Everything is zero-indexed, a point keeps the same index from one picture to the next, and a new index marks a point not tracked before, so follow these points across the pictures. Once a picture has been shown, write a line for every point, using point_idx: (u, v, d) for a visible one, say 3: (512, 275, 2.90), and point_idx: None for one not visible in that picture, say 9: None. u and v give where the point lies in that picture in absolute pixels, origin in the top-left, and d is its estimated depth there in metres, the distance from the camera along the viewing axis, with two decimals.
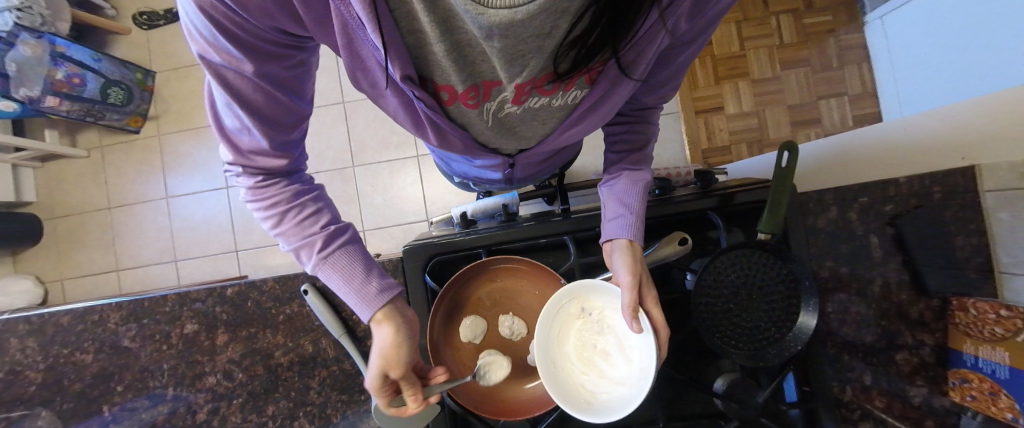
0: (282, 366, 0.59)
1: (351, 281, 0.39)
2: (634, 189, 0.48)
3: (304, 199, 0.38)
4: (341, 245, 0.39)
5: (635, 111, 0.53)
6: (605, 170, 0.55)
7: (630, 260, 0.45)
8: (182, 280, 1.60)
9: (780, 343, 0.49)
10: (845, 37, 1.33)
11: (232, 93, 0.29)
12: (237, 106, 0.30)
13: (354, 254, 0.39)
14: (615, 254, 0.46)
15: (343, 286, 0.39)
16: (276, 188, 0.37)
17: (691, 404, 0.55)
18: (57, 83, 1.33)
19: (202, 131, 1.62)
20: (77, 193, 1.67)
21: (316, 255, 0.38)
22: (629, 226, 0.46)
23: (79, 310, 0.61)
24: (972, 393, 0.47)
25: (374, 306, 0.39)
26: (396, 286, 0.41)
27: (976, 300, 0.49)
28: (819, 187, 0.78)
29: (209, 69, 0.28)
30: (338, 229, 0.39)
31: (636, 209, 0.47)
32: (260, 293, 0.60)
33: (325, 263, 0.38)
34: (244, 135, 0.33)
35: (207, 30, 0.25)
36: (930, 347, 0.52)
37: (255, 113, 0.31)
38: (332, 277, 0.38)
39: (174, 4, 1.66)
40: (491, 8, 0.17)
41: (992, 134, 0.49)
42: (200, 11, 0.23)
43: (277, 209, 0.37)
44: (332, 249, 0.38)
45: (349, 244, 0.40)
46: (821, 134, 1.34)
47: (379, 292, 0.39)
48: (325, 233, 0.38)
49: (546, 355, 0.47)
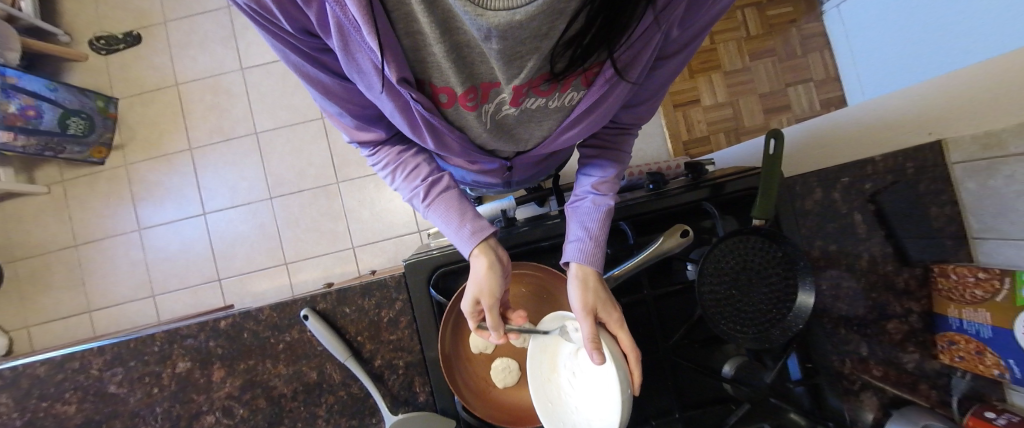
0: (284, 397, 0.57)
1: (450, 222, 0.41)
2: (595, 213, 0.46)
3: (408, 157, 0.44)
4: (440, 192, 0.42)
5: (609, 134, 0.54)
6: (574, 184, 0.53)
7: (583, 292, 0.43)
8: (161, 315, 1.53)
9: (782, 324, 0.51)
10: (806, 27, 1.39)
11: (323, 88, 0.35)
12: (332, 97, 0.36)
13: (452, 199, 0.42)
14: (571, 284, 0.45)
15: (446, 226, 0.42)
16: (390, 154, 0.45)
17: (703, 391, 0.57)
18: (11, 116, 1.22)
19: (172, 157, 1.56)
20: (38, 232, 1.57)
21: (422, 203, 0.42)
22: (585, 251, 0.45)
23: (55, 358, 0.57)
24: (961, 355, 0.51)
25: (469, 245, 0.41)
26: (488, 228, 0.42)
27: (957, 266, 0.52)
28: (801, 171, 0.80)
29: (296, 74, 0.33)
30: (436, 179, 0.43)
31: (595, 234, 0.45)
32: (256, 323, 0.58)
33: (429, 208, 0.42)
34: (351, 120, 0.40)
35: (273, 40, 0.29)
36: (917, 314, 0.56)
37: (342, 99, 0.36)
38: (437, 219, 0.42)
39: (134, 26, 1.58)
40: (490, 10, 0.18)
41: (952, 112, 0.53)
42: (251, 21, 0.27)
43: (390, 168, 0.44)
44: (434, 195, 0.42)
45: (448, 191, 0.43)
46: (793, 119, 1.39)
47: (474, 232, 0.41)
48: (426, 183, 0.42)
49: (543, 393, 0.45)
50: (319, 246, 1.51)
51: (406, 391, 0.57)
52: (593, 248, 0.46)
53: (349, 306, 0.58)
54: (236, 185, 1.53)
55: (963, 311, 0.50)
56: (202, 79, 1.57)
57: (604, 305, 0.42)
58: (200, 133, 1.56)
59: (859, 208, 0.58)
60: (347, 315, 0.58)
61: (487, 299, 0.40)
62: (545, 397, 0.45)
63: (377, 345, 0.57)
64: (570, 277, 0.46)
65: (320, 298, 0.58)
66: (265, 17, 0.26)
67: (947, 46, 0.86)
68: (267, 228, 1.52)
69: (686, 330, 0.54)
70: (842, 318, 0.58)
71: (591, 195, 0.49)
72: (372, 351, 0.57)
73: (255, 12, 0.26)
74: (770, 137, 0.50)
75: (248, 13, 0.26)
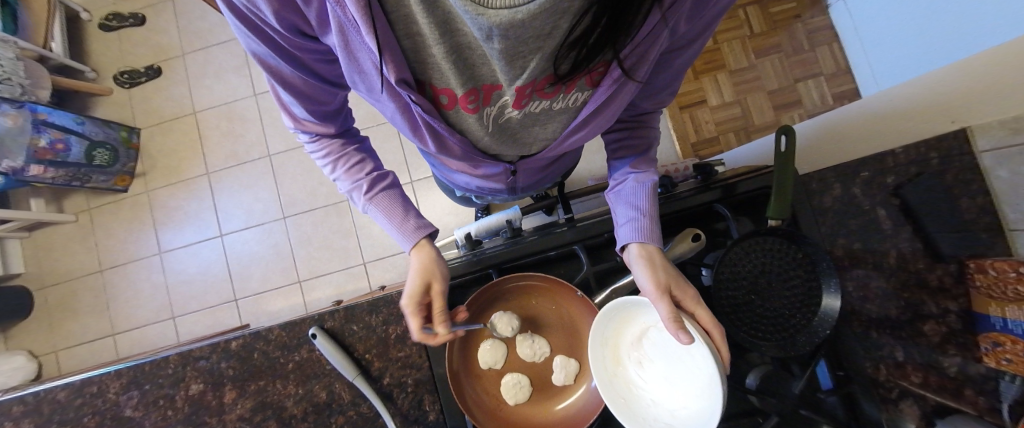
0: (295, 418, 0.56)
1: (391, 218, 0.44)
2: (641, 191, 0.47)
3: (351, 152, 0.45)
4: (383, 189, 0.45)
5: (633, 116, 0.53)
6: (609, 174, 0.54)
7: (652, 269, 0.43)
8: (181, 336, 1.56)
9: (809, 330, 0.47)
10: (812, 21, 1.37)
11: (281, 80, 0.33)
12: (286, 89, 0.35)
13: (394, 197, 0.45)
14: (635, 264, 0.45)
15: (387, 221, 0.45)
16: (331, 144, 0.44)
17: (726, 404, 0.54)
18: (40, 150, 1.31)
19: (191, 182, 1.61)
20: (67, 259, 1.63)
21: (364, 196, 0.44)
22: (640, 228, 0.45)
23: (75, 383, 0.58)
24: (1008, 357, 0.44)
25: (414, 235, 0.45)
26: (430, 227, 0.46)
27: (994, 260, 0.45)
28: (816, 166, 0.78)
29: (255, 61, 0.32)
30: (380, 175, 0.45)
31: (647, 210, 0.46)
32: (266, 343, 0.58)
33: (371, 203, 0.44)
34: (295, 108, 0.39)
35: (243, 30, 0.28)
36: (955, 314, 0.50)
37: (297, 92, 0.36)
38: (377, 213, 0.45)
39: (154, 60, 1.67)
40: (491, 8, 0.18)
41: (975, 98, 0.50)
42: (228, 12, 0.26)
43: (331, 158, 0.44)
44: (377, 192, 0.44)
45: (390, 189, 0.46)
46: (805, 114, 1.35)
47: (417, 228, 0.45)
48: (369, 179, 0.44)
49: (612, 388, 0.45)
50: (331, 263, 1.53)
51: (417, 410, 0.56)
52: (648, 225, 0.45)
53: (357, 324, 0.58)
54: (251, 207, 1.57)
55: (1006, 309, 0.44)
56: (218, 106, 1.63)
57: (676, 283, 0.42)
58: (216, 158, 1.61)
59: (883, 203, 0.57)
60: (355, 332, 0.57)
61: (436, 280, 0.44)
62: (615, 391, 0.45)
63: (385, 362, 0.57)
64: (630, 257, 0.46)
65: (328, 316, 0.58)
66: (246, 9, 0.25)
67: (963, 29, 0.82)
68: (281, 247, 1.54)
69: None
70: (872, 321, 0.56)
71: (631, 175, 0.50)
72: (381, 369, 0.57)
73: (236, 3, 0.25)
74: (781, 134, 0.48)
75: (230, 6, 0.25)
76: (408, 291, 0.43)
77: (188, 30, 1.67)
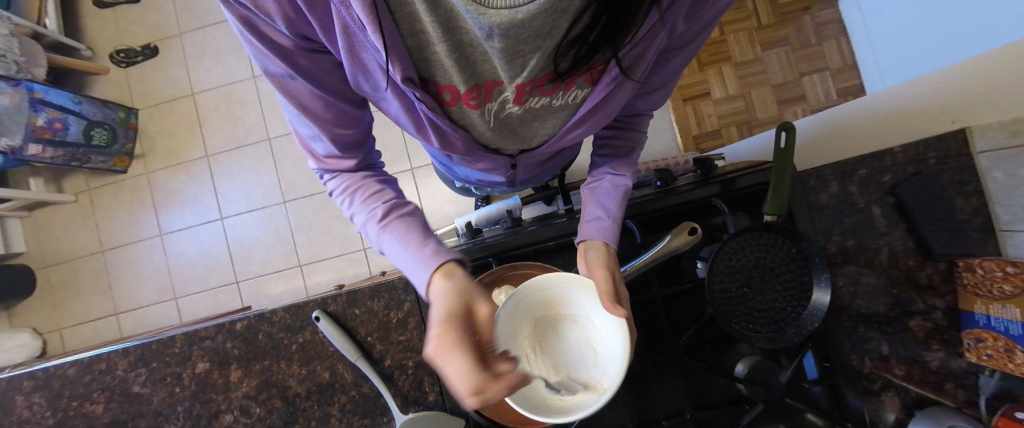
0: (299, 396, 0.58)
1: (409, 244, 0.38)
2: (614, 193, 0.49)
3: (372, 182, 0.43)
4: (398, 216, 0.41)
5: (625, 117, 0.53)
6: (590, 170, 0.54)
7: (604, 259, 0.44)
8: (183, 317, 1.58)
9: (798, 323, 0.49)
10: (820, 14, 1.35)
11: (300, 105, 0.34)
12: (309, 116, 0.35)
13: (411, 224, 0.40)
14: (588, 252, 0.46)
15: (401, 248, 0.39)
16: (351, 177, 0.43)
17: (717, 391, 0.56)
18: (38, 129, 1.31)
19: (190, 165, 1.60)
20: (67, 239, 1.64)
21: (378, 224, 0.40)
22: (606, 228, 0.47)
23: (84, 360, 0.59)
24: (989, 352, 0.46)
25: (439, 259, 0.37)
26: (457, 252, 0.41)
27: (981, 260, 0.48)
28: (816, 163, 0.78)
29: (269, 80, 0.32)
30: (398, 203, 0.42)
31: (613, 212, 0.47)
32: (270, 324, 0.59)
33: (385, 230, 0.40)
34: (318, 143, 0.39)
35: (262, 50, 0.28)
36: (942, 311, 0.52)
37: (317, 119, 0.36)
38: (392, 242, 0.39)
39: (152, 39, 1.64)
40: (491, 8, 0.18)
41: (977, 99, 0.51)
42: (244, 28, 0.26)
43: (350, 192, 0.42)
44: (392, 218, 0.40)
45: (407, 216, 0.41)
46: (809, 110, 1.35)
47: (438, 252, 0.38)
48: (385, 206, 0.41)
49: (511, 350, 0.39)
50: (332, 248, 1.54)
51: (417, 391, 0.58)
52: (610, 226, 0.47)
53: (359, 308, 0.59)
54: (252, 191, 1.57)
55: (991, 307, 0.46)
56: (216, 88, 1.61)
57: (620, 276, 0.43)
58: (216, 140, 1.60)
59: (878, 202, 0.58)
60: (357, 316, 0.59)
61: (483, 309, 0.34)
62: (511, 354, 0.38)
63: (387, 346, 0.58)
64: (585, 249, 0.47)
65: (330, 300, 0.59)
66: (257, 18, 0.25)
67: (977, 28, 0.81)
68: (281, 232, 1.55)
69: (698, 329, 0.53)
70: (859, 315, 0.58)
71: (610, 176, 0.51)
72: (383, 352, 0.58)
73: (249, 19, 0.25)
74: (781, 130, 0.48)
75: (243, 18, 0.25)
76: (440, 324, 0.31)
77: (185, 9, 1.64)
